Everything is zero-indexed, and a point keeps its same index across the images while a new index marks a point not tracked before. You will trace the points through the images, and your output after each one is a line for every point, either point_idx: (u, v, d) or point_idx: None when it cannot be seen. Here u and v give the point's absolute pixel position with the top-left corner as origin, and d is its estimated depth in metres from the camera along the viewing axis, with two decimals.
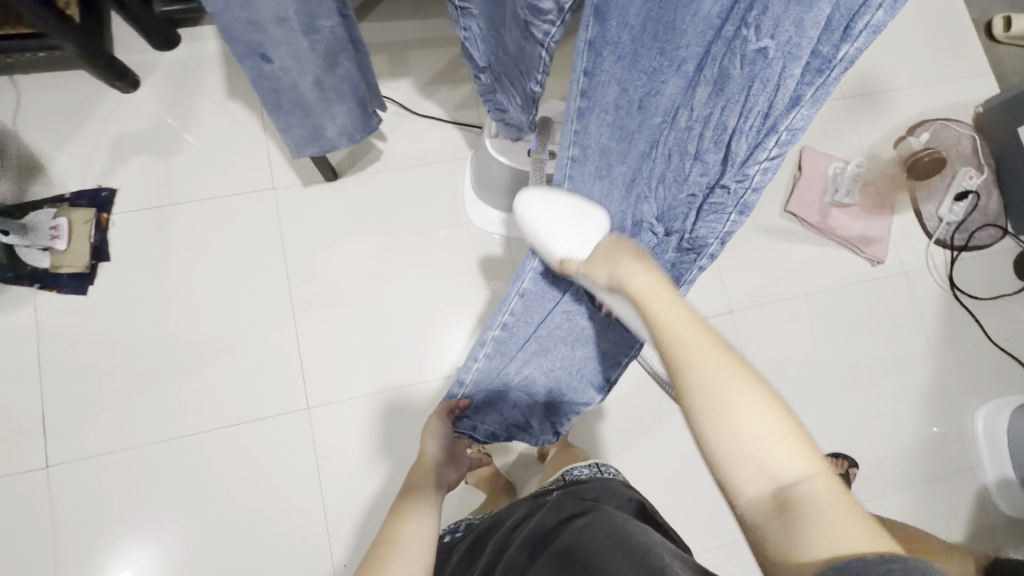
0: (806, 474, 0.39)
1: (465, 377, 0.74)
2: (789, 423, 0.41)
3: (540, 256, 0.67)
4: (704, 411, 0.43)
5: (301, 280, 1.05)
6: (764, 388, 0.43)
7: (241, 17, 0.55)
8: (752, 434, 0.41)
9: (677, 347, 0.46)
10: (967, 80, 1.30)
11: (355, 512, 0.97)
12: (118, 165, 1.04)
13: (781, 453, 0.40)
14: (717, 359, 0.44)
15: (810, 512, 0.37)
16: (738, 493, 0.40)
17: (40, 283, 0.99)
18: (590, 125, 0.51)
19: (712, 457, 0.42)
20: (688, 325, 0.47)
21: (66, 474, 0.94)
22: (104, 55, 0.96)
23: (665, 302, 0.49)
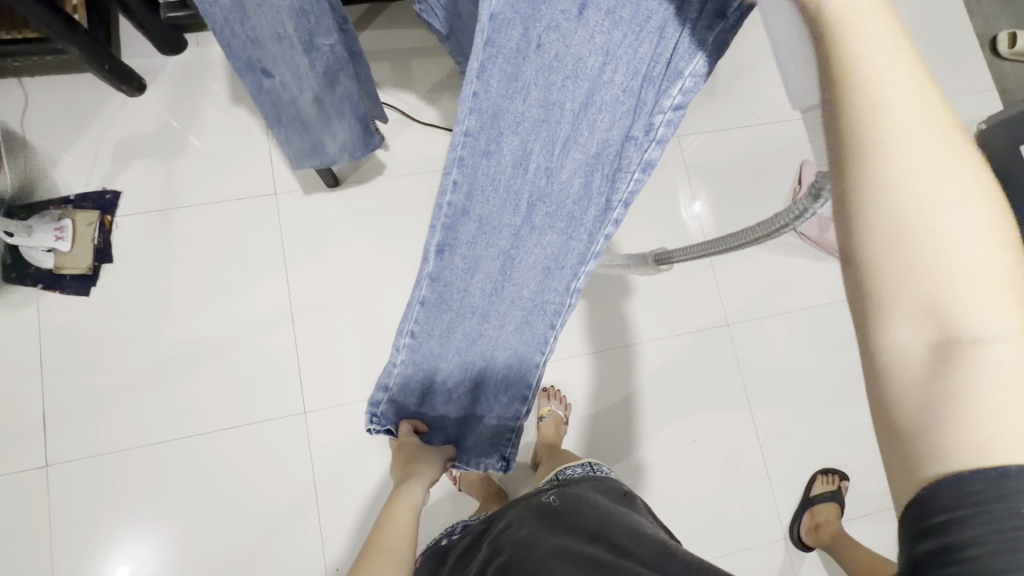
0: (1005, 343, 0.26)
1: (386, 382, 0.57)
2: (1008, 241, 0.26)
3: (432, 262, 0.50)
4: (896, 220, 0.27)
5: (301, 284, 1.06)
6: (1001, 224, 0.27)
7: (241, 33, 0.56)
8: (945, 292, 0.26)
9: (874, 119, 0.27)
10: (970, 96, 1.30)
11: (349, 515, 0.98)
12: (122, 167, 1.05)
13: (983, 311, 0.26)
14: (941, 146, 0.27)
15: (977, 390, 0.26)
16: (889, 329, 0.27)
17: (43, 284, 1.00)
18: (491, 76, 0.43)
19: (868, 280, 0.28)
20: (909, 96, 0.27)
21: (65, 473, 0.95)
22: (110, 59, 0.97)
23: (889, 69, 0.27)
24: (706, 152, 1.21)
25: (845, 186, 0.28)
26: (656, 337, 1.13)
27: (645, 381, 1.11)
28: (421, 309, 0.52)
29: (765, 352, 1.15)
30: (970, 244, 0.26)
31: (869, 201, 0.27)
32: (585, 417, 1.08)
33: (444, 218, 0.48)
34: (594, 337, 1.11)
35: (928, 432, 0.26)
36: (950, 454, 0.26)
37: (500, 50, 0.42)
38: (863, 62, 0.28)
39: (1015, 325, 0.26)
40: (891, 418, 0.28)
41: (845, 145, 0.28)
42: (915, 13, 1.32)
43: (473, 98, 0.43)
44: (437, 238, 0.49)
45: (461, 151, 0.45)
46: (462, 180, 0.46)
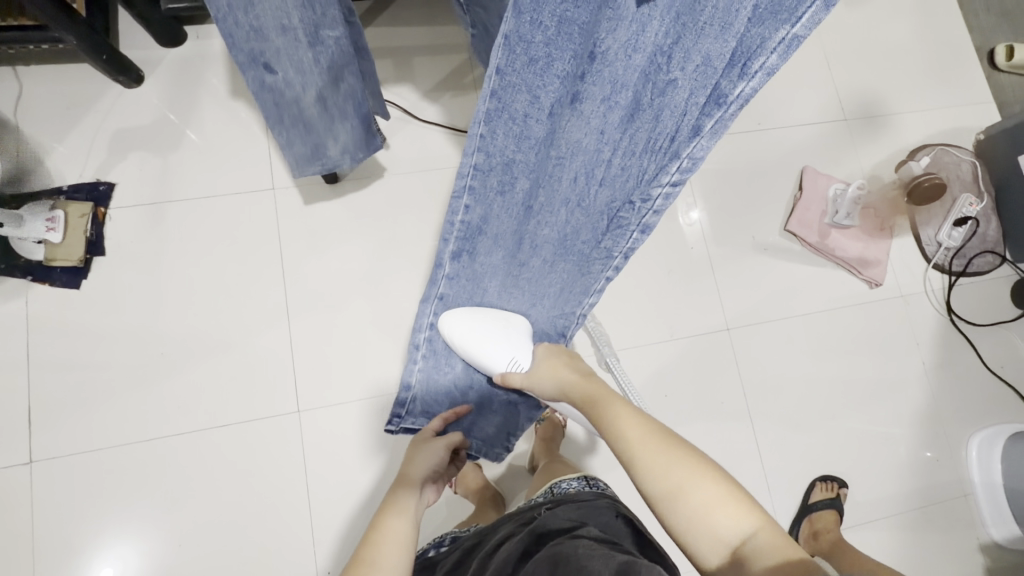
0: (751, 532, 0.49)
1: (411, 378, 0.74)
2: (723, 482, 0.53)
3: (449, 263, 0.62)
4: (666, 503, 0.53)
5: (297, 281, 1.04)
6: (714, 473, 0.53)
7: (244, 22, 0.55)
8: (704, 515, 0.51)
9: (625, 447, 0.58)
10: (969, 108, 1.31)
11: (341, 518, 0.96)
12: (117, 159, 1.03)
13: (728, 519, 0.50)
14: (665, 449, 0.56)
15: (756, 564, 0.47)
16: (704, 560, 0.51)
17: (32, 275, 0.98)
18: (497, 130, 0.49)
19: (682, 543, 0.53)
20: (632, 432, 0.59)
21: (49, 470, 0.92)
22: (108, 49, 0.95)
23: (614, 410, 0.62)
24: (707, 157, 1.21)
25: (642, 491, 0.56)
26: (656, 341, 1.12)
27: (644, 386, 1.09)
28: (440, 304, 0.67)
29: (763, 358, 1.14)
30: (704, 493, 0.52)
31: (654, 500, 0.54)
32: (583, 421, 1.07)
33: (456, 232, 0.59)
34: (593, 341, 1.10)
35: None
36: None
37: (506, 113, 0.48)
38: (605, 416, 0.62)
39: (751, 522, 0.50)
40: None
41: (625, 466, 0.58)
42: (916, 24, 1.33)
43: (480, 139, 0.50)
44: (453, 247, 0.60)
45: (471, 181, 0.53)
46: (472, 204, 0.56)
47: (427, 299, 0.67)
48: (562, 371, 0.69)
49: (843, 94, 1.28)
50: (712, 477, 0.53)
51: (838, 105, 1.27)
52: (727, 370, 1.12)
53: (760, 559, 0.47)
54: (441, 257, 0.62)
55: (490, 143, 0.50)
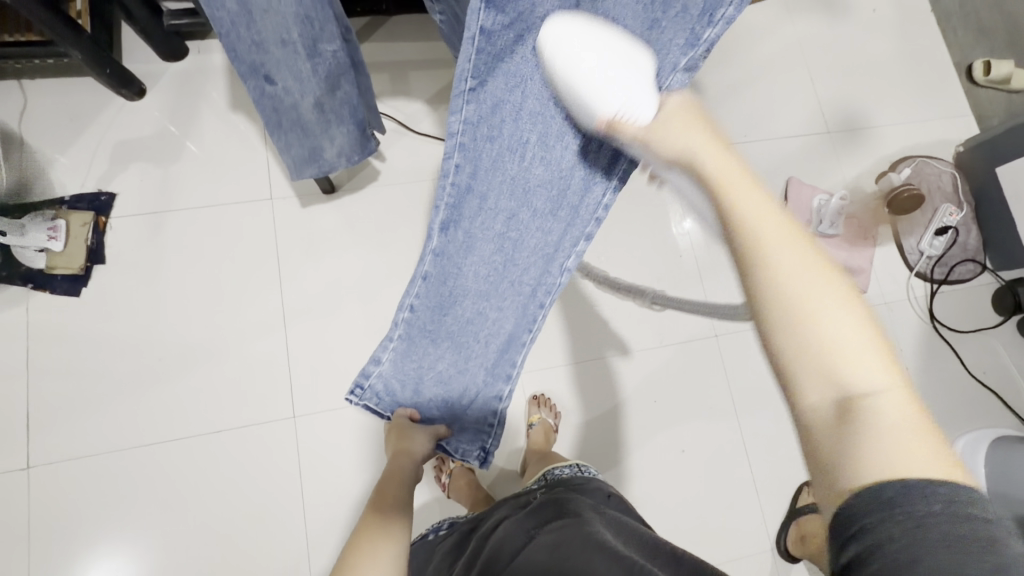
0: (885, 390, 0.33)
1: (380, 357, 0.63)
2: (871, 323, 0.35)
3: (437, 237, 0.57)
4: (787, 324, 0.35)
5: (293, 289, 1.06)
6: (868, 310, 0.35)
7: (246, 36, 0.58)
8: (834, 357, 0.34)
9: (751, 229, 0.37)
10: (947, 121, 1.35)
11: (335, 523, 0.97)
12: (118, 170, 1.06)
13: (863, 366, 0.34)
14: (813, 261, 0.36)
15: (880, 431, 0.32)
16: (802, 397, 0.35)
17: (33, 283, 0.99)
18: (487, 84, 0.50)
19: (780, 369, 0.36)
20: (767, 212, 0.37)
21: (47, 476, 0.94)
22: (111, 63, 0.98)
23: (749, 191, 0.38)
24: None
25: (747, 287, 0.37)
26: (646, 347, 1.14)
27: (633, 391, 1.11)
28: (423, 283, 0.60)
29: (751, 365, 1.16)
30: (845, 329, 0.34)
31: (766, 306, 0.36)
32: (574, 426, 1.09)
33: (446, 198, 0.56)
34: (585, 347, 1.12)
35: (848, 470, 0.33)
36: (866, 478, 0.32)
37: (498, 66, 0.50)
38: (733, 200, 0.38)
39: (887, 383, 0.34)
40: (821, 465, 0.34)
41: (737, 248, 0.37)
42: (895, 41, 1.38)
43: (469, 93, 0.50)
44: (441, 216, 0.56)
45: (461, 138, 0.53)
46: (462, 163, 0.54)
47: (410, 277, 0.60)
48: (689, 130, 0.43)
49: (826, 107, 1.32)
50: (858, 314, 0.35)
51: (821, 118, 1.31)
52: (716, 376, 1.14)
53: (893, 427, 0.32)
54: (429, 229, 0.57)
55: (480, 95, 0.51)
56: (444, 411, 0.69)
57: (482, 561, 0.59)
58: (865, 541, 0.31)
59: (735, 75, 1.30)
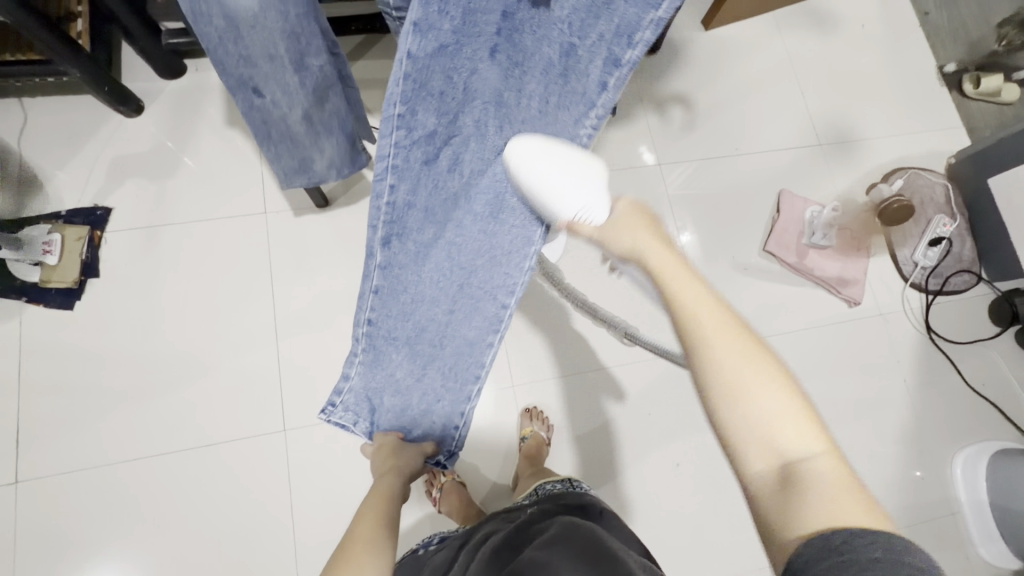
0: (812, 455, 0.41)
1: (347, 373, 0.58)
2: (796, 395, 0.44)
3: (380, 253, 0.50)
4: (730, 404, 0.44)
5: (286, 302, 1.06)
6: (795, 393, 0.44)
7: (234, 51, 0.58)
8: (769, 433, 0.42)
9: (693, 326, 0.46)
10: (939, 132, 1.36)
11: (325, 539, 0.96)
12: (114, 185, 1.07)
13: (793, 436, 0.42)
14: (740, 348, 0.45)
15: (813, 489, 0.39)
16: (747, 467, 0.42)
17: (26, 297, 1.00)
18: (418, 107, 0.43)
19: (728, 438, 0.44)
20: (709, 301, 0.47)
21: (34, 491, 0.93)
22: (110, 82, 1.00)
23: (691, 286, 0.48)
24: (690, 183, 1.25)
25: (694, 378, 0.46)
26: (640, 358, 1.14)
27: (629, 404, 1.11)
28: (375, 298, 0.52)
29: None
30: (771, 397, 0.43)
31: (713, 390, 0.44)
32: (568, 440, 1.08)
33: (383, 218, 0.48)
34: (579, 359, 1.12)
35: (787, 526, 0.39)
36: (814, 527, 0.38)
37: (423, 92, 0.42)
38: (673, 284, 0.48)
39: (815, 447, 0.42)
40: (768, 519, 0.40)
41: (686, 339, 0.46)
42: (885, 55, 1.39)
43: (399, 118, 0.42)
44: (381, 233, 0.48)
45: (393, 161, 0.44)
46: (398, 182, 0.46)
47: (360, 292, 0.52)
48: (643, 233, 0.53)
49: (817, 120, 1.33)
50: (783, 388, 0.43)
51: (813, 131, 1.32)
52: None
53: (822, 488, 0.39)
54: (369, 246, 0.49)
55: (412, 121, 0.43)
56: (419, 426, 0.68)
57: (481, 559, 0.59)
58: None
59: (727, 89, 1.31)
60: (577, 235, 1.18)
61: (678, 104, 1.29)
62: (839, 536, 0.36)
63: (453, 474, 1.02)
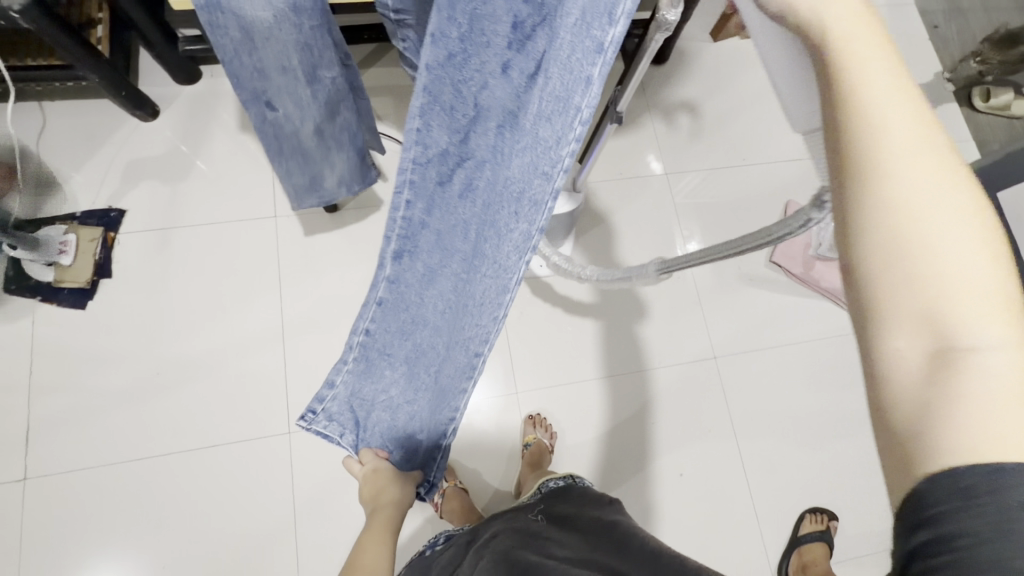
0: (999, 348, 0.24)
1: (334, 380, 0.61)
2: (997, 253, 0.25)
3: (389, 266, 0.53)
4: (877, 254, 0.26)
5: (293, 305, 1.07)
6: (997, 257, 0.25)
7: (249, 64, 0.60)
8: (938, 310, 0.25)
9: (868, 145, 0.26)
10: None
11: (327, 542, 0.96)
12: (128, 188, 1.09)
13: (979, 317, 0.25)
14: (930, 173, 0.25)
15: (977, 396, 0.24)
16: (886, 343, 0.26)
17: (40, 296, 1.02)
18: (433, 122, 0.41)
19: (864, 301, 0.27)
20: (899, 112, 0.26)
21: (43, 487, 0.94)
22: (127, 86, 1.02)
23: (885, 88, 0.26)
24: (697, 193, 1.25)
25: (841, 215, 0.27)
26: (644, 367, 1.14)
27: (632, 412, 1.11)
28: (377, 309, 0.57)
29: (751, 388, 1.15)
30: (961, 243, 0.25)
31: (864, 218, 0.26)
32: (571, 447, 1.08)
33: (397, 230, 0.50)
34: (583, 367, 1.12)
35: (924, 439, 0.25)
36: (951, 459, 0.24)
37: (437, 104, 0.40)
38: (854, 69, 0.26)
39: (1008, 339, 0.25)
40: (892, 425, 0.26)
41: (841, 146, 0.27)
42: None
43: (417, 133, 0.42)
44: (393, 245, 0.51)
45: (410, 175, 0.45)
46: (414, 199, 0.47)
47: (366, 301, 0.57)
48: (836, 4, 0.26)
49: None
50: (986, 252, 0.25)
51: None
52: (715, 399, 1.13)
53: (994, 397, 0.24)
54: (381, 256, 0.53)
55: (427, 137, 0.42)
56: (405, 455, 0.66)
57: (507, 545, 0.60)
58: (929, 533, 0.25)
59: (734, 100, 1.32)
60: (582, 243, 1.19)
61: (685, 114, 1.30)
62: (976, 475, 0.24)
63: (455, 480, 1.02)
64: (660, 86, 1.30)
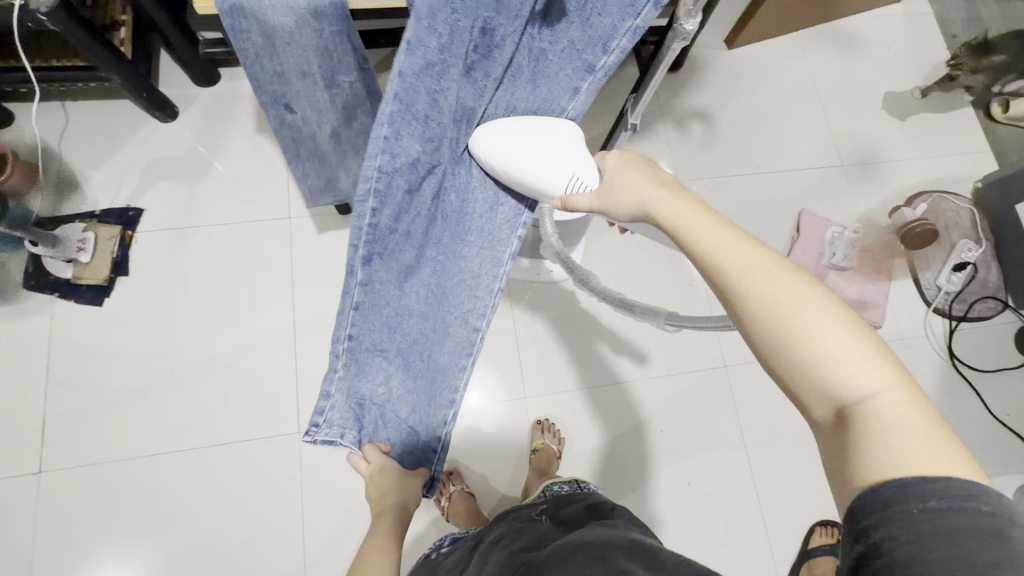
0: (876, 392, 0.34)
1: (329, 391, 0.53)
2: (852, 324, 0.36)
3: (362, 270, 0.48)
4: (781, 353, 0.36)
5: (305, 306, 1.08)
6: (852, 324, 0.36)
7: (269, 68, 0.60)
8: (826, 373, 0.35)
9: (723, 278, 0.39)
10: (966, 156, 1.34)
11: (333, 542, 0.97)
12: (147, 187, 1.11)
13: (859, 372, 0.34)
14: (777, 282, 0.37)
15: (873, 433, 0.33)
16: (810, 410, 0.36)
17: (59, 292, 1.03)
18: (402, 131, 0.45)
19: (784, 386, 0.37)
20: (738, 253, 0.39)
21: (57, 481, 0.95)
22: (148, 88, 1.04)
23: (706, 231, 0.41)
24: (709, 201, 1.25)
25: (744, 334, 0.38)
26: (653, 374, 1.13)
27: (641, 420, 1.10)
28: (356, 314, 0.50)
29: (762, 398, 1.14)
30: (819, 325, 0.36)
31: (755, 334, 0.37)
32: (579, 453, 1.08)
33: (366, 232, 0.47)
34: (592, 373, 1.12)
35: (857, 472, 0.33)
36: (870, 478, 0.33)
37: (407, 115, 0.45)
38: (695, 244, 0.41)
39: (884, 382, 0.34)
40: (840, 470, 0.35)
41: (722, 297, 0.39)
42: (911, 78, 1.38)
43: (384, 141, 0.44)
44: (362, 252, 0.47)
45: (376, 184, 0.45)
46: (381, 206, 0.47)
47: (341, 309, 0.50)
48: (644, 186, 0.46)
49: (839, 141, 1.32)
50: (841, 322, 0.36)
51: (836, 151, 1.31)
52: (725, 408, 1.12)
53: (885, 430, 0.33)
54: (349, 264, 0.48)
55: (395, 145, 0.45)
56: (414, 454, 0.59)
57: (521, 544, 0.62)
58: (874, 538, 0.32)
59: (748, 108, 1.32)
60: (593, 249, 1.19)
61: (698, 120, 1.29)
62: (891, 491, 0.32)
63: (462, 483, 1.02)
64: (674, 93, 1.30)
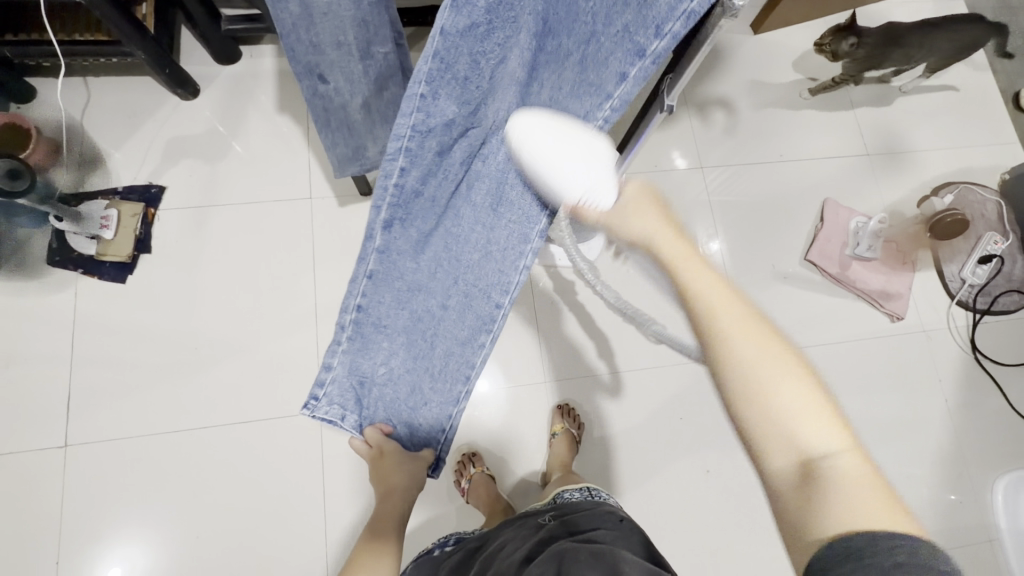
0: (835, 452, 0.38)
1: (330, 363, 0.58)
2: (818, 394, 0.41)
3: (380, 236, 0.51)
4: (741, 397, 0.41)
5: (326, 287, 1.08)
6: (815, 387, 0.41)
7: (305, 39, 0.59)
8: (781, 420, 0.39)
9: (707, 316, 0.43)
10: (993, 148, 1.32)
11: (353, 521, 0.97)
12: (169, 165, 1.10)
13: (814, 430, 0.39)
14: (746, 325, 0.42)
15: (836, 484, 0.37)
16: (769, 461, 0.40)
17: (82, 269, 1.04)
18: (442, 91, 0.42)
19: (744, 436, 0.41)
20: (717, 295, 0.43)
21: (82, 455, 0.96)
22: (171, 65, 1.03)
23: (698, 270, 0.44)
24: (730, 189, 1.23)
25: (715, 377, 0.42)
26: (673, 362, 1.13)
27: (659, 407, 1.10)
28: (368, 283, 0.54)
29: None
30: (789, 387, 0.40)
31: (725, 382, 0.41)
32: (598, 438, 1.08)
33: (390, 197, 0.48)
34: (611, 359, 1.11)
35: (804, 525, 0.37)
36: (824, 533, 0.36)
37: (450, 72, 0.41)
38: (686, 276, 0.45)
39: (839, 444, 0.39)
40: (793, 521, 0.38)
41: (701, 332, 0.43)
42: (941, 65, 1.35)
43: (422, 99, 0.42)
44: (384, 215, 0.49)
45: (408, 143, 0.44)
46: (410, 165, 0.46)
47: (354, 276, 0.54)
48: (651, 216, 0.48)
49: (864, 128, 1.30)
50: (803, 377, 0.41)
51: (861, 141, 1.29)
52: None
53: (842, 483, 0.37)
54: (370, 228, 0.50)
55: (432, 105, 0.43)
56: (410, 430, 0.67)
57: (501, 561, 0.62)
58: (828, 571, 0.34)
59: (773, 95, 1.29)
60: None
61: (718, 110, 1.27)
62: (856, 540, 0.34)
63: (483, 466, 1.02)
64: (698, 80, 1.29)
